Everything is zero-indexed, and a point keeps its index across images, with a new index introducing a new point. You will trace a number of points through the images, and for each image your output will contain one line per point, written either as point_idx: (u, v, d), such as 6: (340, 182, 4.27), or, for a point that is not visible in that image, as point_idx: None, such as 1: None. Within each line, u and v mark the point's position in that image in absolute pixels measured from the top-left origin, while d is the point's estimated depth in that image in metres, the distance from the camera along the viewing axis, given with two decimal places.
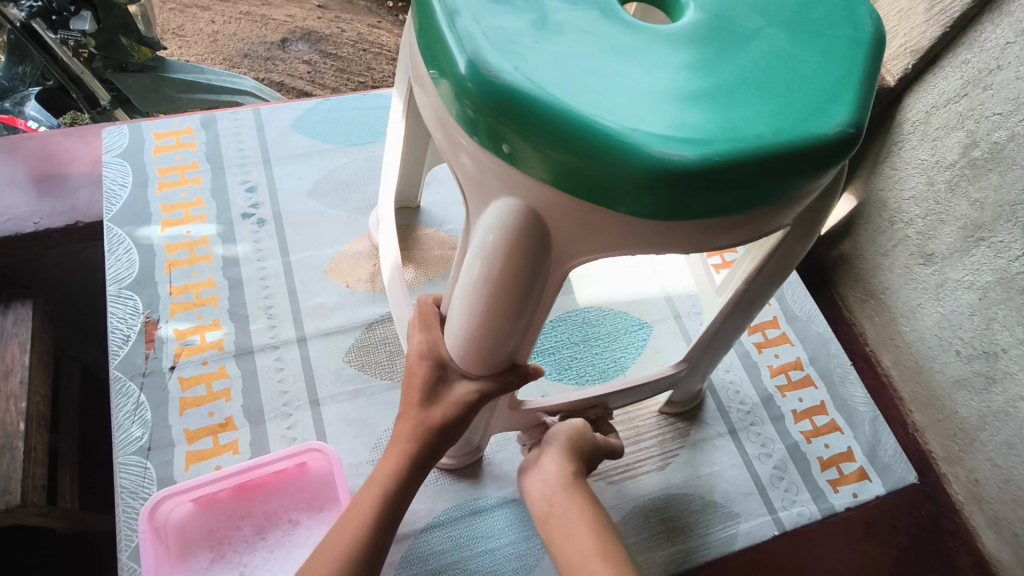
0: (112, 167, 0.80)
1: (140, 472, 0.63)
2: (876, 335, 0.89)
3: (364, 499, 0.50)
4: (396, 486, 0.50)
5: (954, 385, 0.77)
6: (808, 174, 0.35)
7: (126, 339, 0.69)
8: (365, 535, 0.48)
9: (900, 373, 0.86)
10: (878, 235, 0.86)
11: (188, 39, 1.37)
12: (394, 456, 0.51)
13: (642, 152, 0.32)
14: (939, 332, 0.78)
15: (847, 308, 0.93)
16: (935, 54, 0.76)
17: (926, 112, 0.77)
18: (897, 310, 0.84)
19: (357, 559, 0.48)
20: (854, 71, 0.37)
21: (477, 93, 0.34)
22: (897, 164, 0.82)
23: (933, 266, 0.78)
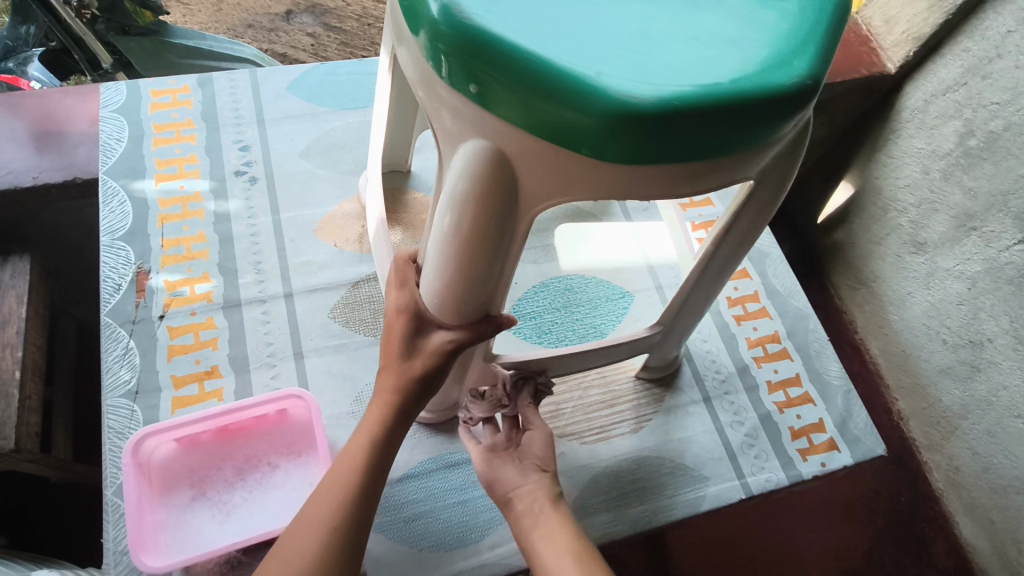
0: (108, 122, 0.82)
1: (128, 414, 0.65)
2: (865, 324, 0.92)
3: (353, 448, 0.52)
4: (382, 437, 0.52)
5: (939, 373, 0.80)
6: (766, 124, 0.36)
7: (117, 288, 0.71)
8: (359, 481, 0.51)
9: (887, 361, 0.89)
10: (873, 223, 0.89)
11: (192, 7, 1.38)
12: (378, 410, 0.53)
13: (603, 96, 0.33)
14: (927, 322, 0.82)
15: (840, 297, 0.97)
16: (935, 43, 0.79)
17: (925, 101, 0.80)
18: (888, 298, 0.88)
19: (349, 506, 0.50)
20: (818, 27, 0.37)
21: (450, 36, 0.34)
22: (894, 152, 0.85)
23: (925, 255, 0.81)
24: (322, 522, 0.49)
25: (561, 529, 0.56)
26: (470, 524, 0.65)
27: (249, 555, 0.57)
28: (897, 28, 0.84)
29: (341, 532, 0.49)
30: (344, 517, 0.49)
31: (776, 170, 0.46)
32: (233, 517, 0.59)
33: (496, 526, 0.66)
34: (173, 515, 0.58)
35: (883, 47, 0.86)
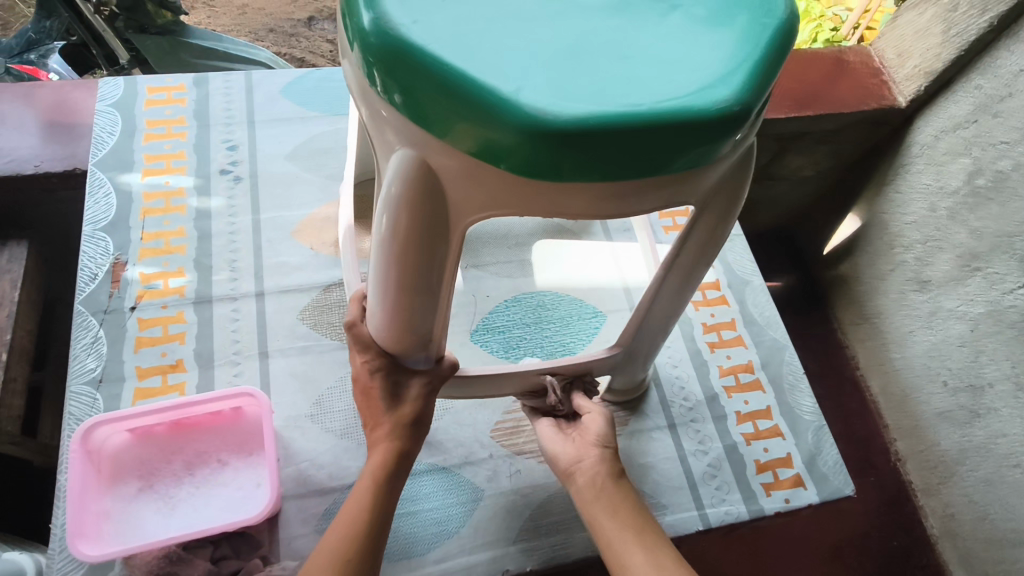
0: (103, 115, 0.84)
1: (89, 402, 0.66)
2: (866, 361, 1.02)
3: (359, 491, 0.53)
4: (386, 477, 0.53)
5: (938, 416, 0.88)
6: (688, 146, 0.36)
7: (92, 277, 0.73)
8: (367, 519, 0.51)
9: (887, 399, 0.98)
10: (878, 259, 1.00)
11: (216, 9, 1.40)
12: (378, 456, 0.54)
13: (517, 110, 0.33)
14: (929, 361, 0.90)
15: (841, 330, 1.08)
16: (947, 79, 0.87)
17: (936, 135, 0.89)
18: (891, 337, 0.97)
19: (361, 542, 0.50)
20: (756, 50, 0.36)
21: (377, 45, 0.35)
22: (902, 187, 0.95)
23: (928, 293, 0.90)
24: (335, 554, 0.49)
25: (630, 503, 0.56)
26: (416, 536, 0.65)
27: (190, 552, 0.57)
28: (910, 62, 0.92)
29: (353, 563, 0.49)
30: (357, 551, 0.49)
31: (723, 194, 0.45)
32: (178, 511, 0.59)
33: (442, 540, 0.65)
34: (119, 505, 0.59)
35: (895, 80, 0.95)
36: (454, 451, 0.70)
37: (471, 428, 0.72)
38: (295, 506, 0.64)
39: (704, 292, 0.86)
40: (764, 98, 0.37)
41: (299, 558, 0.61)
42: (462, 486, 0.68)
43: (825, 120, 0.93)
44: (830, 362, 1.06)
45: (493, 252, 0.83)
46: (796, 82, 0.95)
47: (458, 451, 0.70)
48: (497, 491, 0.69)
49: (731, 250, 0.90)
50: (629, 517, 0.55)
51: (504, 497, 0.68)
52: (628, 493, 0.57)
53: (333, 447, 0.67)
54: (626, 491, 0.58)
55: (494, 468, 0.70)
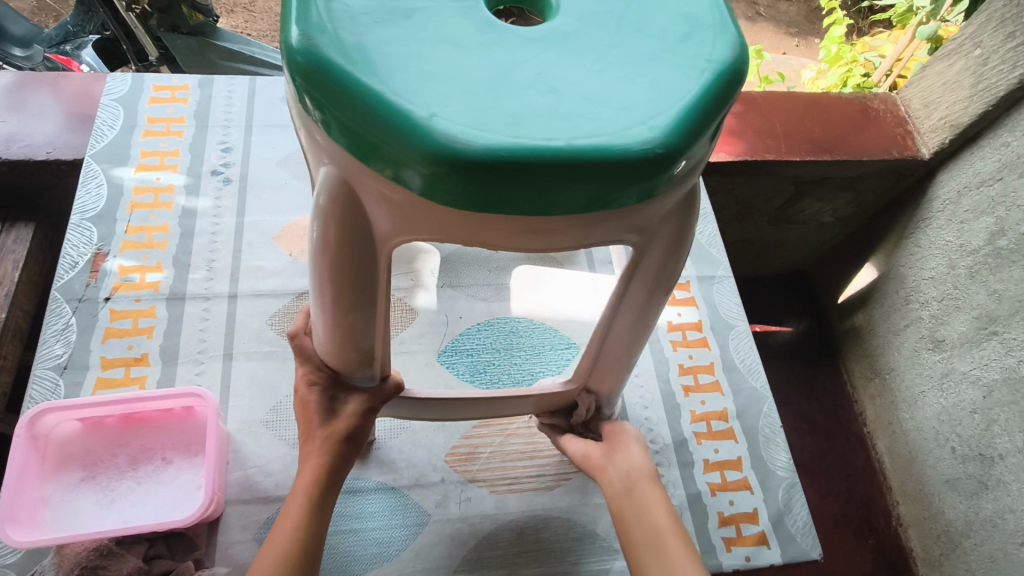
0: (106, 109, 0.86)
1: (51, 387, 0.67)
2: (875, 418, 1.06)
3: (291, 506, 0.53)
4: (318, 494, 0.53)
5: (946, 485, 0.89)
6: (609, 185, 0.35)
7: (73, 265, 0.74)
8: (298, 534, 0.51)
9: (892, 459, 1.01)
10: (894, 312, 1.02)
11: (255, 15, 1.52)
12: (307, 474, 0.53)
13: (427, 137, 0.32)
14: (938, 426, 0.91)
15: (852, 384, 1.12)
16: (974, 133, 0.88)
17: (959, 192, 0.90)
18: (901, 398, 1.00)
19: (291, 561, 0.50)
20: (688, 95, 0.36)
21: (301, 64, 0.34)
22: (922, 241, 0.97)
23: (942, 352, 0.91)
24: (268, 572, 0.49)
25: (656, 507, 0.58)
26: (355, 555, 0.63)
27: (122, 547, 0.57)
28: (935, 114, 0.94)
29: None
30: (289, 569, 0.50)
31: (669, 229, 0.44)
32: (116, 505, 0.59)
33: (381, 563, 0.63)
34: (58, 494, 0.59)
35: (919, 131, 0.97)
36: (405, 472, 0.69)
37: (426, 450, 0.70)
38: (237, 512, 0.63)
39: (685, 332, 0.84)
40: (695, 144, 0.36)
41: (232, 566, 0.60)
42: (408, 509, 0.67)
43: (843, 167, 0.96)
44: (840, 416, 1.11)
45: (471, 273, 0.82)
46: (820, 126, 0.98)
47: (409, 472, 0.69)
48: (444, 517, 0.67)
49: (718, 292, 0.87)
50: (656, 523, 0.56)
51: (451, 525, 0.67)
52: (656, 493, 0.59)
53: (283, 456, 0.66)
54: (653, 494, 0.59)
55: (444, 493, 0.68)
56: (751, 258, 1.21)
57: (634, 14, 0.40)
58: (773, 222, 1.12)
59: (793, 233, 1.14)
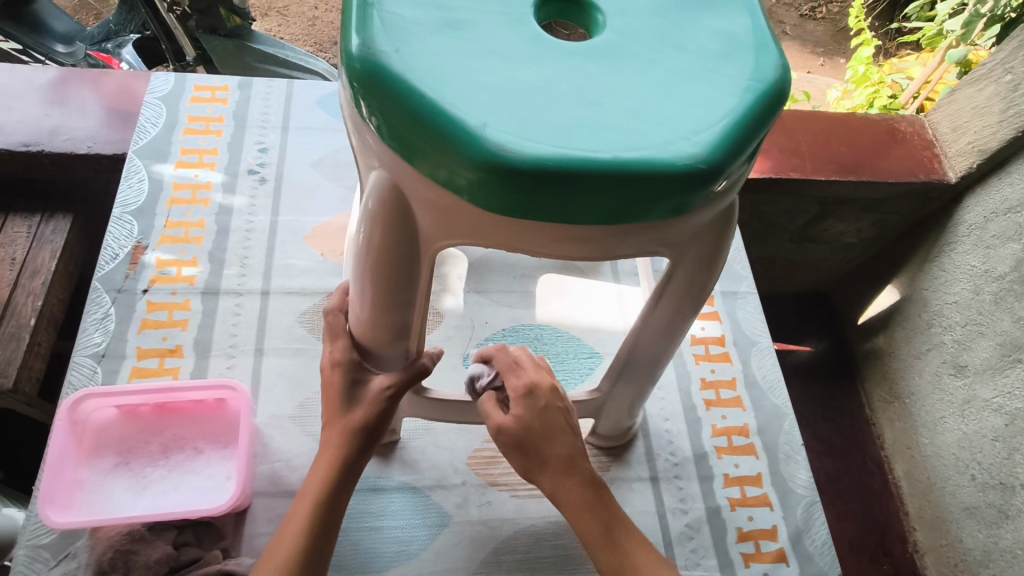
0: (149, 107, 0.89)
1: (89, 374, 0.69)
2: (893, 441, 1.05)
3: (297, 508, 0.51)
4: (327, 492, 0.52)
5: (965, 512, 0.89)
6: (650, 198, 0.36)
7: (113, 257, 0.76)
8: (304, 542, 0.50)
9: (911, 484, 1.01)
10: (917, 336, 1.01)
11: (288, 19, 1.56)
12: (321, 467, 0.52)
13: (478, 145, 0.34)
14: (958, 452, 0.91)
15: (871, 406, 1.11)
16: (1001, 159, 0.88)
17: (985, 218, 0.90)
18: (922, 421, 0.99)
19: (294, 570, 0.48)
20: (731, 113, 0.37)
21: (359, 70, 0.36)
22: (946, 266, 0.97)
23: (964, 378, 0.91)
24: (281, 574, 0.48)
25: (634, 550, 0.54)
26: (376, 553, 0.64)
27: (153, 534, 0.57)
28: (963, 138, 0.94)
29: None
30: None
31: (703, 245, 0.45)
32: (148, 492, 0.61)
33: (402, 561, 0.64)
34: (93, 478, 0.61)
35: (946, 154, 0.97)
36: (428, 473, 0.70)
37: (449, 452, 0.71)
38: (263, 504, 0.64)
39: (708, 346, 0.84)
40: (736, 160, 0.37)
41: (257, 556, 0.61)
42: (430, 509, 0.68)
43: (869, 188, 0.96)
44: (857, 438, 1.10)
45: (497, 279, 0.83)
46: (846, 147, 0.99)
47: (431, 473, 0.70)
48: (465, 519, 0.68)
49: (742, 307, 0.88)
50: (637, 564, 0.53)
51: (471, 527, 0.67)
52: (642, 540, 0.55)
53: (310, 451, 0.68)
54: (628, 532, 0.55)
55: (465, 495, 0.69)
56: (773, 276, 1.21)
57: (678, 31, 0.41)
58: (795, 241, 1.12)
59: (816, 252, 1.14)
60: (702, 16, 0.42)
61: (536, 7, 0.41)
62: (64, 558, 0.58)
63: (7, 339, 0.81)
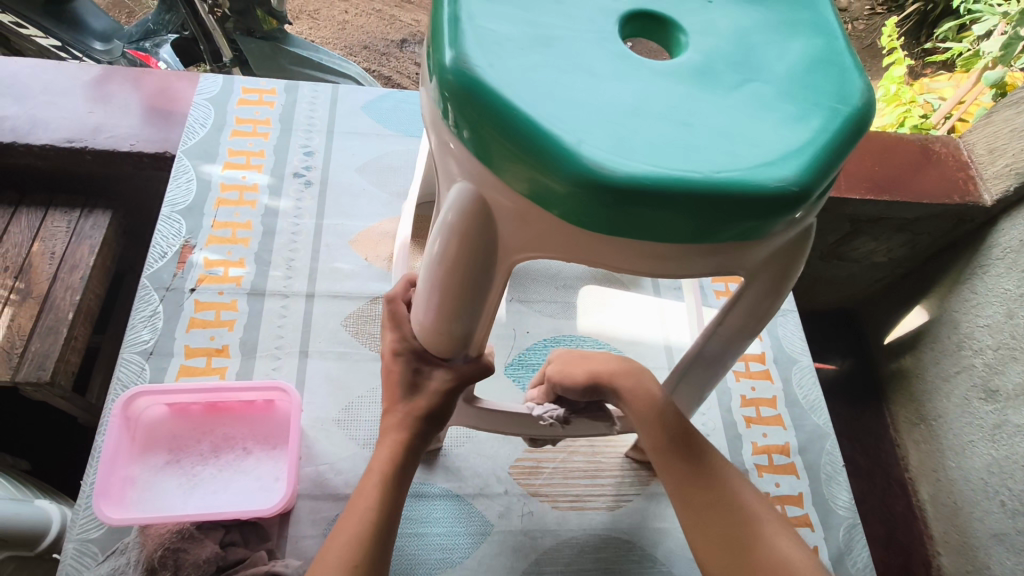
0: (198, 108, 0.91)
1: (137, 370, 0.69)
2: (918, 463, 1.04)
3: (366, 487, 0.51)
4: (394, 472, 0.52)
5: (992, 538, 0.87)
6: (740, 220, 0.36)
7: (162, 255, 0.77)
8: (375, 518, 0.50)
9: (935, 508, 0.99)
10: (945, 357, 1.00)
11: (319, 22, 1.57)
12: (386, 450, 0.53)
13: (573, 161, 0.34)
14: (987, 477, 0.89)
15: (895, 427, 1.10)
16: None
17: (1021, 241, 0.89)
18: (950, 445, 0.97)
19: (366, 547, 0.48)
20: (821, 137, 0.37)
21: (453, 83, 0.36)
22: (978, 288, 0.95)
23: (995, 403, 0.89)
24: (344, 554, 0.48)
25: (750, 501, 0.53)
26: (420, 559, 0.64)
27: (202, 532, 0.58)
28: (1001, 160, 0.94)
29: (363, 566, 0.48)
30: (365, 555, 0.48)
31: (776, 265, 0.45)
32: (198, 490, 0.61)
33: (445, 569, 0.64)
34: (144, 474, 0.61)
35: (982, 176, 0.96)
36: (470, 481, 0.70)
37: (490, 461, 0.71)
38: (308, 506, 0.64)
39: (748, 363, 0.84)
40: (823, 183, 0.37)
41: (303, 559, 0.61)
42: (472, 518, 0.67)
43: (902, 208, 0.96)
44: (883, 459, 1.09)
45: (539, 289, 0.84)
46: (881, 166, 0.98)
47: (474, 481, 0.70)
48: (507, 529, 0.67)
49: (782, 325, 0.87)
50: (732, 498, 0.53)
51: (513, 537, 0.67)
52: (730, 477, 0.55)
53: (354, 455, 0.68)
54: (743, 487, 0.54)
55: (507, 505, 0.69)
56: (801, 292, 1.20)
57: (760, 54, 0.41)
58: (824, 258, 1.11)
59: (845, 270, 1.13)
60: (783, 38, 0.42)
61: (620, 24, 0.41)
62: (111, 553, 0.59)
63: (46, 332, 0.81)
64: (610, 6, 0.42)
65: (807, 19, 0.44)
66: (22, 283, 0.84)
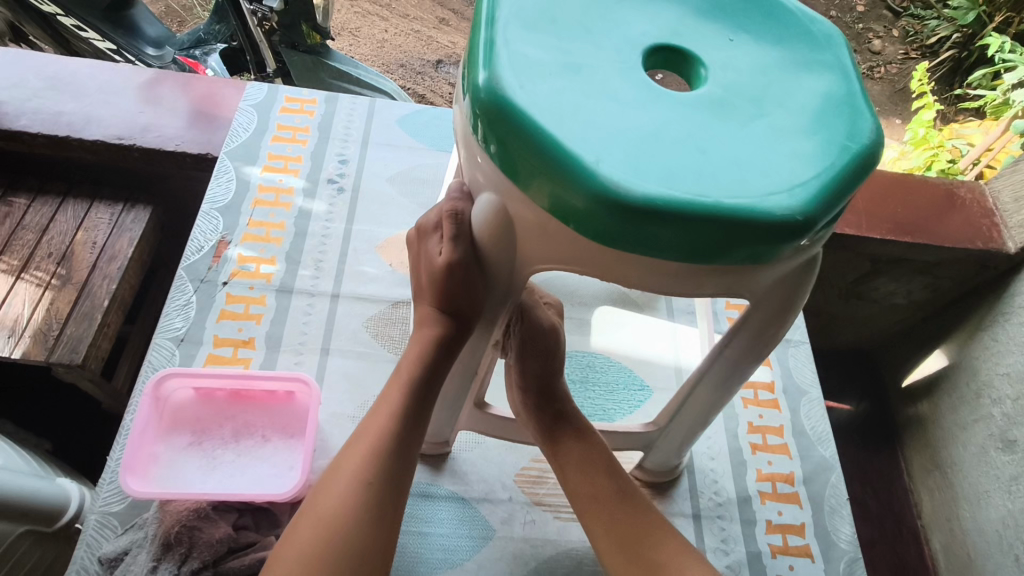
0: (242, 113, 0.96)
1: (168, 356, 0.73)
2: (931, 512, 1.03)
3: (378, 414, 0.52)
4: (409, 398, 0.53)
5: None
6: (746, 244, 0.38)
7: (199, 249, 0.81)
8: (388, 433, 0.51)
9: (947, 558, 0.98)
10: (965, 404, 0.99)
11: (359, 39, 1.64)
12: (396, 389, 0.53)
13: (591, 178, 0.37)
14: (1002, 530, 0.87)
15: (911, 473, 1.09)
16: None
17: None
18: (965, 496, 0.96)
19: (378, 465, 0.49)
20: (827, 171, 0.39)
21: (485, 101, 0.39)
22: (999, 337, 0.95)
23: (1012, 454, 0.88)
24: (356, 473, 0.49)
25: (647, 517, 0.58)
26: (421, 556, 0.66)
27: (217, 512, 0.60)
28: None
29: (375, 484, 0.49)
30: (379, 473, 0.49)
31: (783, 290, 0.47)
32: (217, 471, 0.64)
33: (446, 568, 0.65)
34: (168, 452, 0.64)
35: (1007, 224, 0.97)
36: (476, 485, 0.72)
37: (497, 467, 0.73)
38: None
39: (756, 390, 0.85)
40: (829, 214, 0.39)
41: None
42: (475, 521, 0.69)
43: (924, 250, 0.97)
44: (893, 503, 1.08)
45: None
46: (903, 207, 1.00)
47: (479, 486, 0.72)
48: (509, 535, 0.69)
49: (793, 355, 0.88)
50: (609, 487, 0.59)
51: (513, 543, 0.68)
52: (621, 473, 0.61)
53: None
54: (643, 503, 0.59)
55: (510, 511, 0.71)
56: (816, 329, 1.20)
57: (777, 90, 0.44)
58: (843, 296, 1.11)
59: (863, 309, 1.14)
60: (800, 76, 0.45)
61: (645, 55, 0.44)
62: (130, 527, 0.61)
63: (81, 318, 0.85)
64: (637, 38, 0.45)
65: (825, 60, 0.46)
66: (63, 270, 0.89)
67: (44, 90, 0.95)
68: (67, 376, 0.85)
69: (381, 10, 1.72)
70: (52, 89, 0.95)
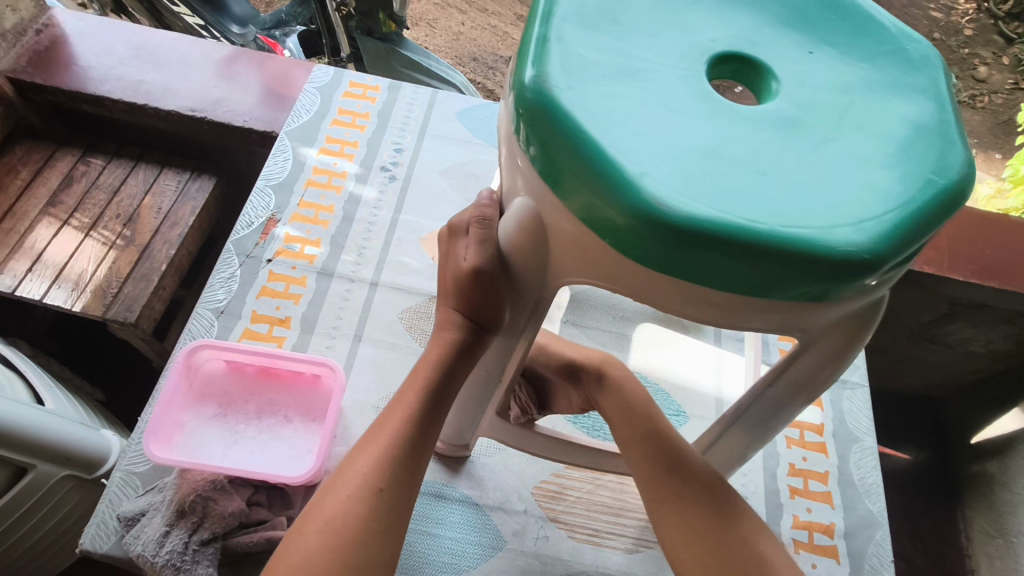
0: (307, 94, 0.97)
1: (207, 326, 0.74)
2: None
3: (392, 417, 0.50)
4: (424, 404, 0.51)
5: None
6: (801, 279, 0.34)
7: (249, 224, 0.83)
8: (399, 440, 0.49)
9: None
10: None
11: (435, 31, 1.64)
12: (410, 393, 0.51)
13: (633, 193, 0.34)
14: None
15: (969, 536, 1.00)
16: None
17: None
18: None
19: (387, 472, 0.48)
20: (905, 206, 0.35)
21: (530, 100, 0.37)
22: None
23: None
24: (363, 479, 0.47)
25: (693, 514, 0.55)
26: (427, 558, 0.64)
27: (233, 486, 0.61)
28: None
29: (385, 491, 0.47)
30: (390, 480, 0.48)
31: (839, 332, 0.42)
32: (237, 445, 0.64)
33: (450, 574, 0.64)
34: (194, 421, 0.65)
35: None
36: (492, 492, 0.70)
37: (516, 476, 0.71)
38: None
39: (803, 431, 0.79)
40: (901, 255, 0.35)
41: None
42: (486, 529, 0.67)
43: (1010, 298, 0.88)
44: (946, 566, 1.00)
45: (597, 317, 0.83)
46: (992, 249, 0.91)
47: (495, 493, 0.70)
48: (519, 548, 0.67)
49: (849, 399, 0.82)
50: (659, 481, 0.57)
51: (523, 558, 0.66)
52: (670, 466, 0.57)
53: None
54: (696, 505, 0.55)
55: (523, 524, 0.68)
56: (879, 370, 1.12)
57: (857, 113, 0.39)
58: (912, 337, 1.03)
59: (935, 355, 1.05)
60: (885, 99, 0.40)
61: (710, 64, 0.41)
62: (150, 489, 0.62)
63: (139, 279, 0.89)
64: (704, 45, 0.41)
65: (917, 82, 0.42)
66: (128, 231, 0.92)
67: (129, 58, 0.99)
68: (120, 332, 0.88)
69: (460, 3, 1.72)
70: (137, 58, 0.99)
